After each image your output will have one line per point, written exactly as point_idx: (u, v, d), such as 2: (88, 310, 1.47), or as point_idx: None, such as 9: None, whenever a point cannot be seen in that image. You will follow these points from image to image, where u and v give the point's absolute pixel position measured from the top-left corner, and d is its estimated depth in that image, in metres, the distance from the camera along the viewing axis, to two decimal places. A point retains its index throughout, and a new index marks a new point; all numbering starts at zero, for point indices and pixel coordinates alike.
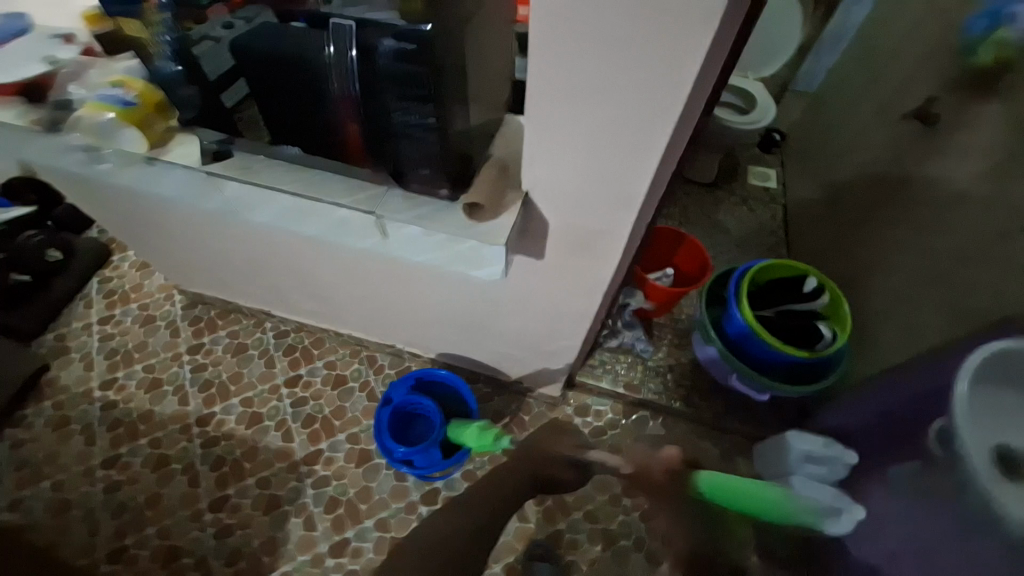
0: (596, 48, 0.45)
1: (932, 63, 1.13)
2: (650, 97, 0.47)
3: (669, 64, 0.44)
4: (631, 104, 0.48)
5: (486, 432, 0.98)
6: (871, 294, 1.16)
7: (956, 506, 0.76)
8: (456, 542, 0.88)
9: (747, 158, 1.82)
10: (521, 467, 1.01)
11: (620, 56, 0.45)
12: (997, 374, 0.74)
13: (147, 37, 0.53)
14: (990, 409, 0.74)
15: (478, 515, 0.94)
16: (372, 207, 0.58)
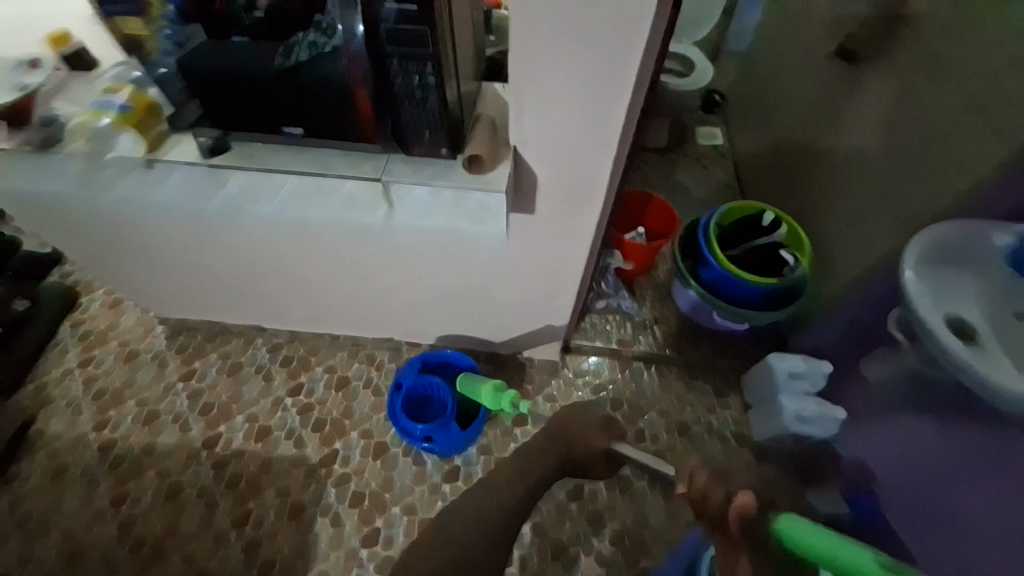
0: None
1: (842, 8, 1.27)
2: (617, 31, 0.51)
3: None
4: (600, 41, 0.52)
5: (499, 392, 1.05)
6: (823, 220, 1.29)
7: (926, 379, 0.86)
8: (498, 516, 0.90)
9: (694, 121, 1.95)
10: (547, 443, 1.01)
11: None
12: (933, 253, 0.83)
13: (147, 33, 0.58)
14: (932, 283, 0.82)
15: (512, 484, 0.95)
16: (379, 173, 0.62)
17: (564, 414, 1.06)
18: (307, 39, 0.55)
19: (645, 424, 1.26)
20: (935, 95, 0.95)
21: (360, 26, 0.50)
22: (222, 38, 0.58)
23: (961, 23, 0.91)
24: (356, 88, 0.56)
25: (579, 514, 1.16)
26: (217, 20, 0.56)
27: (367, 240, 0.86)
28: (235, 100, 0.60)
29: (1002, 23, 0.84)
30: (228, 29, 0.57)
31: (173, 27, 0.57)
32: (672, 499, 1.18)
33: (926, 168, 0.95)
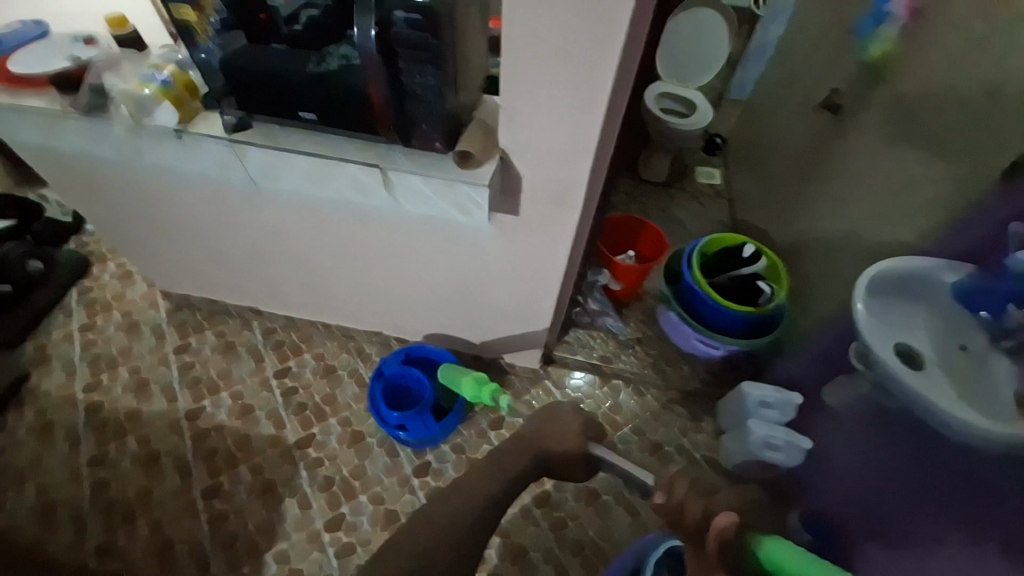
0: (547, 10, 0.54)
1: (835, 64, 1.37)
2: (594, 49, 0.56)
3: (605, 17, 0.54)
4: (579, 57, 0.57)
5: (480, 385, 1.09)
6: (805, 258, 1.34)
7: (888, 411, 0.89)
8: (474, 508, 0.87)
9: (694, 159, 2.04)
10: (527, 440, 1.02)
11: (566, 15, 0.54)
12: (890, 291, 0.85)
13: (198, 21, 0.62)
14: (887, 319, 0.84)
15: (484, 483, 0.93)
16: (378, 161, 0.69)
17: (543, 415, 1.07)
18: (339, 51, 0.62)
19: (618, 439, 1.28)
20: (908, 146, 1.02)
21: (372, 30, 0.55)
22: (262, 43, 0.65)
23: (932, 82, 0.98)
24: (368, 85, 0.61)
25: (544, 522, 1.16)
26: (261, 31, 0.64)
27: (366, 227, 0.92)
28: (256, 87, 0.66)
29: (964, 86, 0.91)
30: (270, 39, 0.64)
31: (219, 19, 0.62)
32: (637, 516, 1.18)
33: (905, 210, 1.00)
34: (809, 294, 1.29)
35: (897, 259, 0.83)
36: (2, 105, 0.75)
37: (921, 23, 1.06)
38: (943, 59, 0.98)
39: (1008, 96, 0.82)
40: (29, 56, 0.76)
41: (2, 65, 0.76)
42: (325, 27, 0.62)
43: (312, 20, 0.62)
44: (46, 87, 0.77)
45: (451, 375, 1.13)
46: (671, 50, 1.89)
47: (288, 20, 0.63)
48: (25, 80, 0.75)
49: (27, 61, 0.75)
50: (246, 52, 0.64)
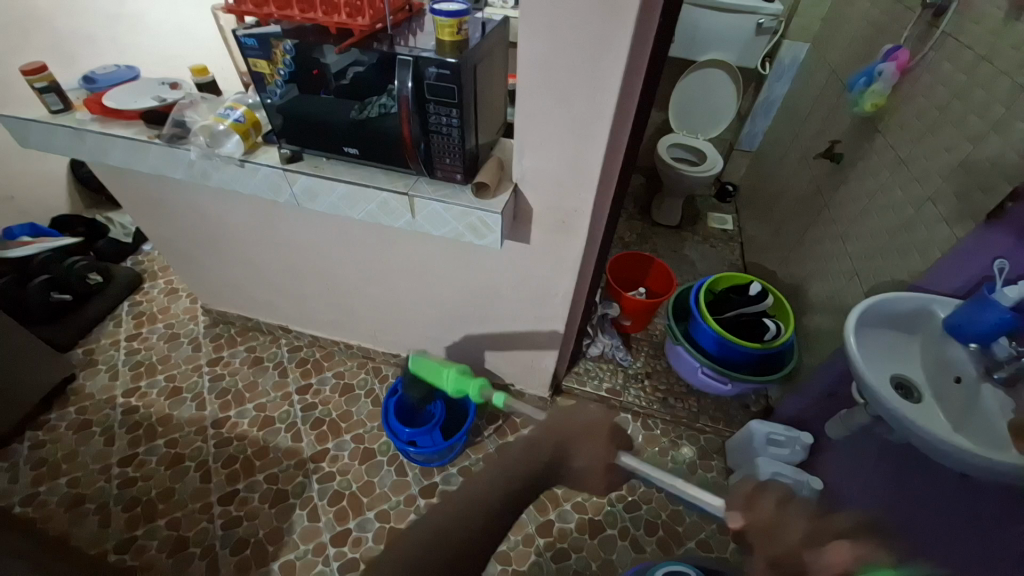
0: (554, 70, 0.64)
1: (835, 119, 1.47)
2: (594, 100, 0.66)
3: (602, 76, 0.63)
4: (580, 106, 0.67)
5: (465, 376, 0.90)
6: (811, 300, 1.39)
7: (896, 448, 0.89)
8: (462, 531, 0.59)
9: (706, 207, 2.15)
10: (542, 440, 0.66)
11: (570, 74, 0.64)
12: (873, 323, 0.92)
13: (270, 70, 0.73)
14: (873, 350, 0.90)
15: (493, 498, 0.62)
16: (407, 190, 0.79)
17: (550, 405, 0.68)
18: (379, 101, 0.73)
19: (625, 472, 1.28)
20: (905, 193, 1.09)
21: (409, 82, 0.66)
22: (311, 93, 0.75)
23: (924, 133, 1.07)
24: (402, 125, 0.71)
25: (547, 551, 1.15)
26: (310, 82, 0.74)
27: (392, 249, 1.03)
28: (307, 121, 0.78)
29: (954, 134, 0.98)
30: (318, 89, 0.75)
31: (286, 70, 0.72)
32: (641, 552, 1.15)
33: (904, 249, 1.04)
34: (815, 335, 1.32)
35: (891, 294, 0.92)
36: (94, 131, 0.89)
37: (909, 81, 1.16)
38: (932, 112, 1.06)
39: (991, 145, 0.89)
40: (124, 95, 0.91)
41: (98, 99, 0.91)
42: (366, 82, 0.73)
43: (356, 74, 0.72)
44: (135, 120, 0.92)
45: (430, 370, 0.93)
46: (683, 105, 2.04)
47: (335, 69, 0.72)
48: (120, 114, 0.91)
49: (119, 98, 0.91)
50: (301, 95, 0.75)
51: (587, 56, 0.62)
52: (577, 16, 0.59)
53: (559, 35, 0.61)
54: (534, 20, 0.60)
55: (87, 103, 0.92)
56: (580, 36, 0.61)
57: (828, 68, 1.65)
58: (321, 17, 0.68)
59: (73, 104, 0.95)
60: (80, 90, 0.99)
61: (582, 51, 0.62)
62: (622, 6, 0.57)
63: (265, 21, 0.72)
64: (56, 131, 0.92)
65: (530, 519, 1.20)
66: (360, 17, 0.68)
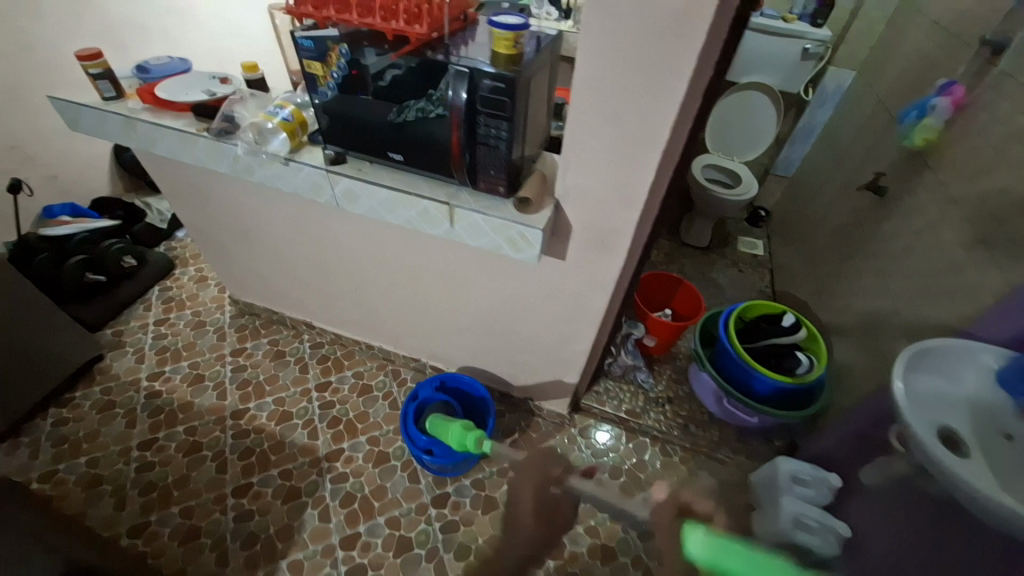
0: (610, 87, 0.63)
1: (881, 151, 1.43)
2: (649, 120, 0.64)
3: (661, 96, 0.61)
4: (634, 125, 0.65)
5: (467, 432, 1.05)
6: (846, 335, 1.35)
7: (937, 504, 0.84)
8: None
9: (736, 230, 2.12)
10: None
11: (628, 92, 0.63)
12: (919, 368, 0.87)
13: (322, 71, 0.72)
14: (922, 398, 0.85)
15: None
16: (448, 199, 0.78)
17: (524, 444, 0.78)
18: (417, 105, 0.71)
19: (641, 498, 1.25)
20: (955, 232, 1.04)
21: (463, 93, 0.65)
22: (351, 93, 0.74)
23: (979, 172, 1.03)
24: (450, 133, 0.70)
25: (556, 574, 1.12)
26: (350, 82, 0.74)
27: (425, 256, 1.03)
28: (351, 122, 0.77)
29: (1011, 175, 0.94)
30: (357, 90, 0.74)
31: (339, 71, 0.72)
32: None
33: (952, 291, 1.00)
34: (849, 372, 1.28)
35: (934, 339, 0.88)
36: (144, 121, 0.91)
37: (964, 118, 1.12)
38: (988, 151, 1.02)
39: None
40: (176, 87, 0.93)
41: (151, 89, 0.93)
42: (406, 84, 0.72)
43: (394, 77, 0.72)
44: (185, 112, 0.93)
45: (437, 422, 1.10)
46: (720, 126, 2.01)
47: (377, 73, 0.72)
48: (170, 105, 0.92)
49: (172, 90, 0.92)
50: (347, 96, 0.75)
51: (647, 75, 0.60)
52: (641, 33, 0.57)
53: (620, 53, 0.59)
54: (595, 35, 0.59)
55: (140, 92, 0.93)
56: (642, 55, 0.59)
57: (876, 98, 1.62)
58: (378, 23, 0.68)
59: (125, 92, 0.97)
60: (133, 79, 1.01)
61: (642, 70, 0.60)
62: (689, 33, 0.56)
63: (322, 24, 0.73)
64: (108, 118, 0.94)
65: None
66: (417, 24, 0.68)
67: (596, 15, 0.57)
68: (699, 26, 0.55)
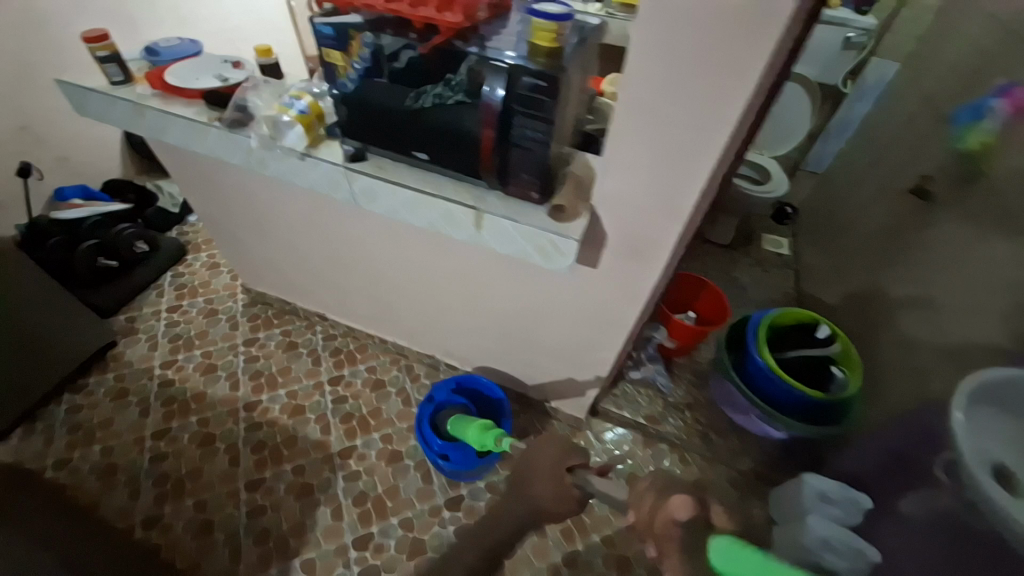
0: (663, 92, 0.57)
1: (928, 150, 1.34)
2: (704, 128, 0.58)
3: (720, 103, 0.55)
4: (686, 134, 0.60)
5: (484, 431, 1.04)
6: (885, 347, 1.28)
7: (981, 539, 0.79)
8: None
9: (762, 227, 2.03)
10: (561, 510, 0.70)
11: (683, 97, 0.56)
12: None
13: (343, 62, 0.67)
14: None
15: None
16: (476, 203, 0.72)
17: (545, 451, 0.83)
18: (435, 90, 0.66)
19: None
20: (1013, 245, 0.97)
21: (500, 89, 0.59)
22: (367, 79, 0.68)
23: None
24: (481, 132, 0.63)
25: None
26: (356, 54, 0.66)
27: (446, 257, 0.98)
28: (374, 119, 0.72)
29: None
30: (370, 72, 0.67)
31: (361, 64, 0.66)
32: None
33: (1006, 309, 0.94)
34: (885, 387, 1.22)
35: None
36: (154, 108, 0.86)
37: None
38: None
39: None
40: (187, 72, 0.88)
41: (159, 74, 0.88)
42: (424, 67, 0.67)
43: (410, 60, 0.66)
44: (197, 99, 0.88)
45: (455, 422, 1.09)
46: None
47: (394, 58, 0.66)
48: (181, 92, 0.87)
49: (181, 75, 0.87)
50: (364, 87, 0.68)
51: (707, 81, 0.54)
52: (704, 34, 0.51)
53: (677, 55, 0.53)
54: (650, 35, 0.53)
55: (148, 78, 0.88)
56: (704, 57, 0.52)
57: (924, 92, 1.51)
58: (406, 9, 0.62)
59: (134, 76, 0.92)
60: (142, 61, 0.96)
61: (702, 74, 0.54)
62: (761, 32, 0.49)
63: (343, 9, 0.66)
64: (116, 104, 0.89)
65: (551, 533, 1.17)
66: (448, 11, 0.61)
67: (654, 12, 0.51)
68: (773, 27, 0.48)
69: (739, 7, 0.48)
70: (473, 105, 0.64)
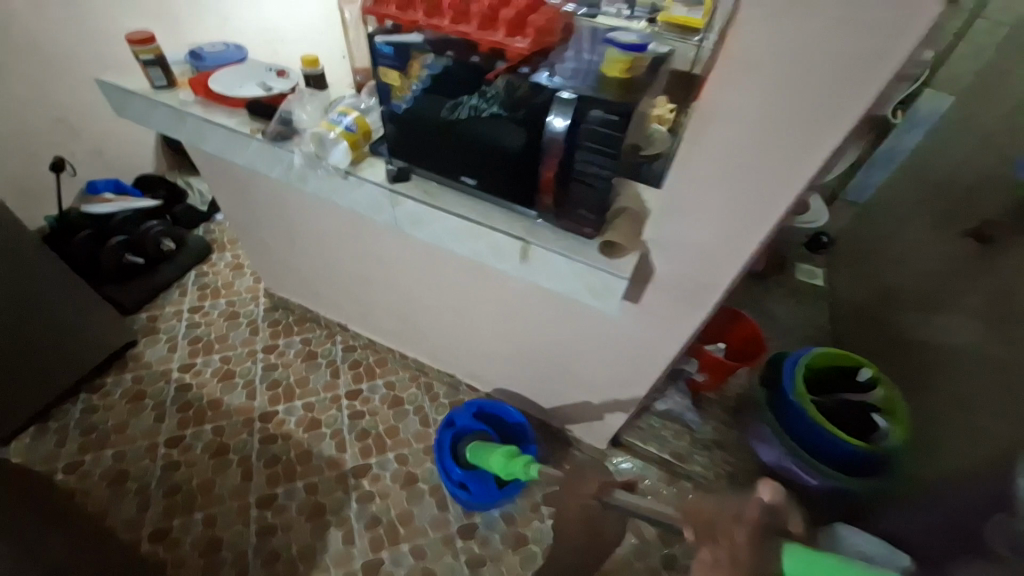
0: (754, 119, 0.54)
1: (986, 194, 1.29)
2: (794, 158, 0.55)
3: (818, 133, 0.52)
4: (771, 163, 0.56)
5: (511, 460, 1.00)
6: (932, 397, 1.22)
7: None
8: None
9: (796, 257, 1.96)
10: None
11: (773, 125, 0.53)
12: None
13: (400, 83, 0.65)
14: None
15: None
16: (525, 234, 0.70)
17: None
18: (471, 101, 0.61)
19: (681, 554, 1.16)
20: None
21: (564, 120, 0.56)
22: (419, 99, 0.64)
23: None
24: (541, 163, 0.61)
25: None
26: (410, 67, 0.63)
27: (482, 283, 0.94)
28: (422, 143, 0.69)
29: None
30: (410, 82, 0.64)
31: (419, 86, 0.64)
32: None
33: None
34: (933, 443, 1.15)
35: None
36: (195, 116, 0.84)
37: None
38: None
39: None
40: (229, 79, 0.85)
41: (203, 81, 0.86)
42: (451, 75, 0.63)
43: (444, 68, 0.63)
44: (239, 107, 0.86)
45: (477, 450, 1.06)
46: None
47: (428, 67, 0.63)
48: (223, 99, 0.85)
49: (226, 82, 0.85)
50: (412, 106, 0.65)
51: (806, 109, 0.51)
52: (797, 64, 0.49)
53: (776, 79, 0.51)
54: (746, 59, 0.50)
55: (192, 83, 0.86)
56: (800, 95, 0.50)
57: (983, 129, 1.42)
58: (474, 32, 0.59)
59: (177, 81, 0.90)
60: (185, 65, 0.94)
61: (801, 101, 0.51)
62: (864, 73, 0.47)
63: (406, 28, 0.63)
64: (158, 109, 0.87)
65: None
66: (519, 37, 0.58)
67: (756, 33, 0.48)
68: (898, 50, 0.44)
69: (860, 32, 0.44)
70: (512, 120, 0.60)
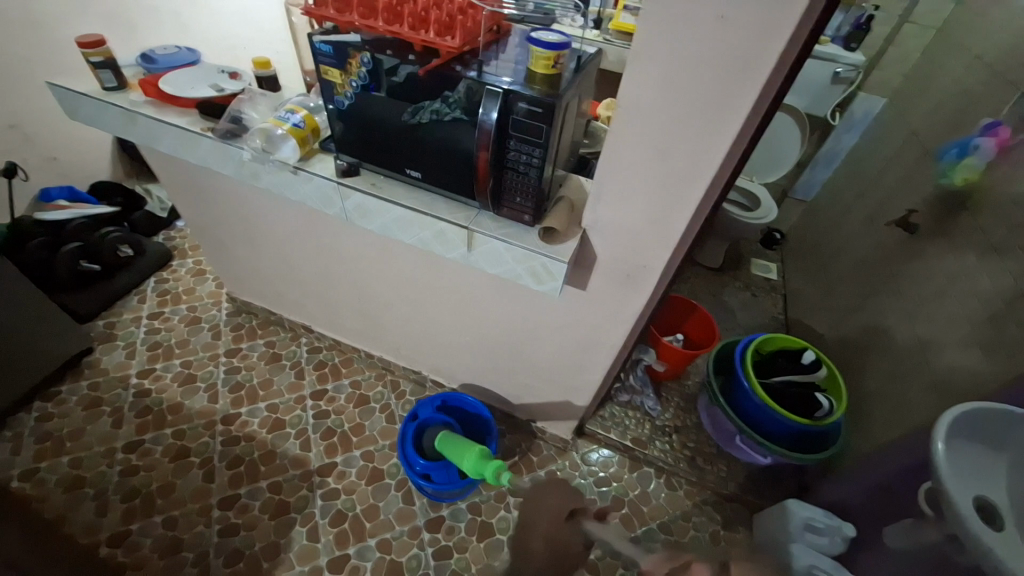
0: (665, 111, 0.59)
1: (909, 186, 1.40)
2: (706, 143, 0.59)
3: (721, 121, 0.57)
4: (685, 151, 0.61)
5: (482, 460, 1.01)
6: (866, 374, 1.32)
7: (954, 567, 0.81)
8: None
9: (749, 251, 2.06)
10: None
11: (682, 115, 0.58)
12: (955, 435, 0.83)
13: (341, 79, 0.68)
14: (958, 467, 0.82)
15: None
16: (467, 223, 0.74)
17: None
18: (433, 107, 0.66)
19: (642, 533, 1.20)
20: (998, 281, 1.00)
21: (494, 113, 0.60)
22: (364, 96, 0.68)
23: None
24: (477, 154, 0.65)
25: None
26: (346, 64, 0.66)
27: (436, 274, 0.98)
28: (368, 140, 0.73)
29: None
30: (351, 78, 0.67)
31: (359, 82, 0.67)
32: None
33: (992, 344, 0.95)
34: (869, 416, 1.24)
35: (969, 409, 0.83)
36: (146, 115, 0.85)
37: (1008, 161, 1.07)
38: None
39: None
40: (179, 82, 0.87)
41: (154, 82, 0.87)
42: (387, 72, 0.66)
43: (410, 74, 0.66)
44: (191, 108, 0.87)
45: (451, 450, 1.05)
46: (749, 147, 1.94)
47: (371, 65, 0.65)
48: (175, 100, 0.86)
49: (177, 84, 0.86)
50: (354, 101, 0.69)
51: (708, 99, 0.56)
52: (694, 62, 0.54)
53: (677, 73, 0.55)
54: (652, 58, 0.55)
55: (143, 84, 0.87)
56: (700, 89, 0.56)
57: (908, 128, 1.54)
58: (406, 32, 0.64)
59: (127, 83, 0.91)
60: (137, 67, 0.95)
61: (703, 92, 0.56)
62: (750, 68, 0.52)
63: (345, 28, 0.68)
64: (107, 109, 0.88)
65: None
66: (449, 36, 0.63)
67: (657, 34, 0.53)
68: (777, 41, 0.50)
69: (742, 31, 0.50)
70: (472, 123, 0.64)
